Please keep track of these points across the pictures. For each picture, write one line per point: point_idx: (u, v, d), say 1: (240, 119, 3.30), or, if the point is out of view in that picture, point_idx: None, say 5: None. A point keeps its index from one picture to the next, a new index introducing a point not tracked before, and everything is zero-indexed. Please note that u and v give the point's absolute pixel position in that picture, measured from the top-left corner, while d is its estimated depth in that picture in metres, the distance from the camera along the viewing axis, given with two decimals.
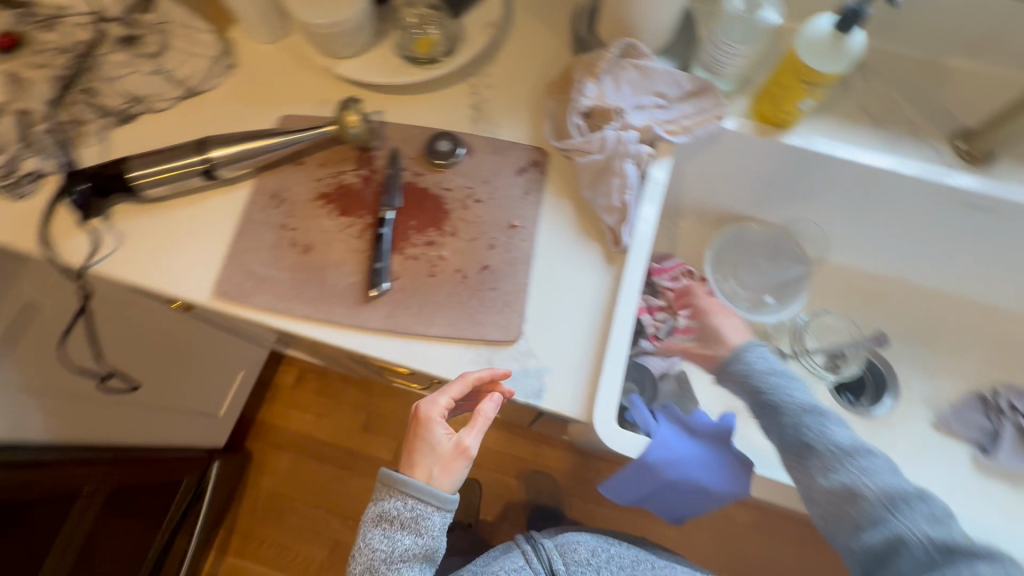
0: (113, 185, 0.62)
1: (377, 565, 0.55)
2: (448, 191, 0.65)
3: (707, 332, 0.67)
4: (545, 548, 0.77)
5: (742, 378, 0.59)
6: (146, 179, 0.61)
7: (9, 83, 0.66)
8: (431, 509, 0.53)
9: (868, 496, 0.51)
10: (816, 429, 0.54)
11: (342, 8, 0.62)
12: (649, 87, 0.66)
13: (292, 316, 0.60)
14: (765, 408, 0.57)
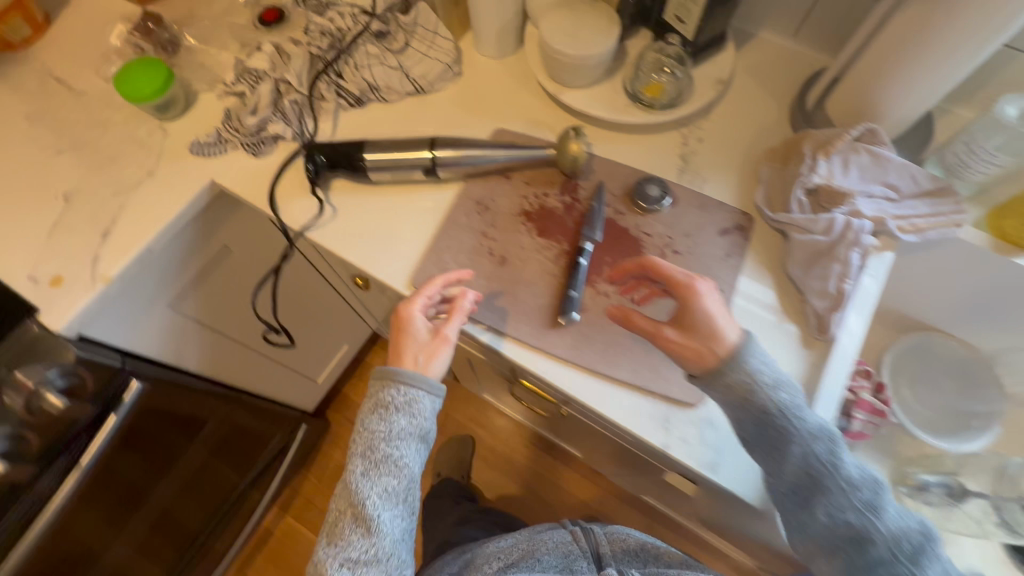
0: (346, 163, 0.66)
1: (377, 448, 0.57)
2: (647, 236, 0.65)
3: (692, 322, 0.52)
4: (594, 533, 0.74)
5: (723, 375, 0.51)
6: (376, 165, 0.66)
7: (273, 54, 0.72)
8: (416, 386, 0.57)
9: (837, 494, 0.49)
10: (790, 422, 0.50)
11: (595, 45, 0.63)
12: (880, 176, 0.63)
13: (480, 323, 0.61)
14: (792, 446, 0.50)
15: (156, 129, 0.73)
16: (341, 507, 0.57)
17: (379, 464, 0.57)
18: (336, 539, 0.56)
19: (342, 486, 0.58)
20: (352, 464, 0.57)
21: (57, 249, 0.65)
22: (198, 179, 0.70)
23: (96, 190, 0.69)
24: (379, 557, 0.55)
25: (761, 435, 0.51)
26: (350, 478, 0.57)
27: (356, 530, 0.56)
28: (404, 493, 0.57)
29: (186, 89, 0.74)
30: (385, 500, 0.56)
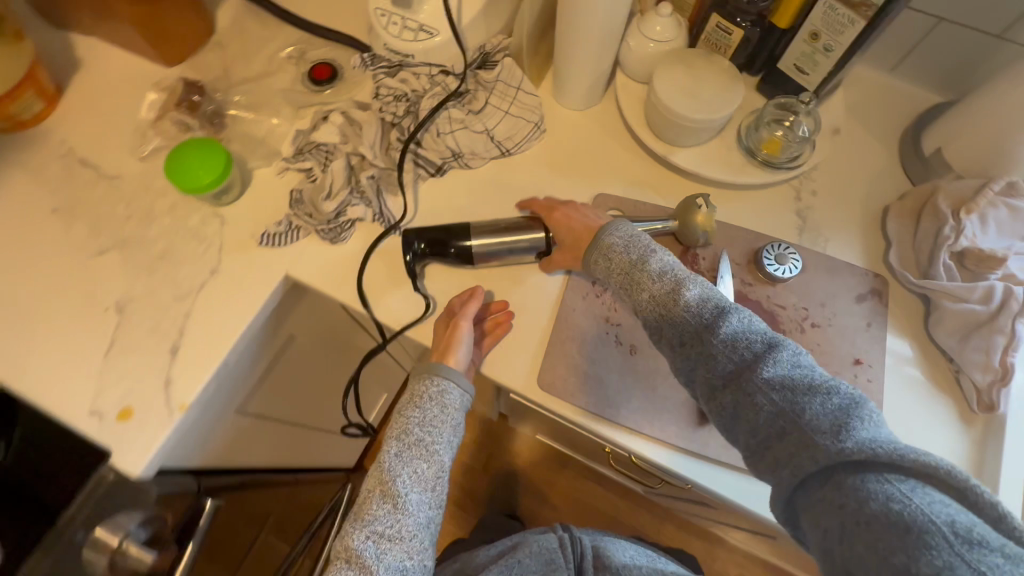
0: (448, 249, 0.59)
1: (411, 430, 0.54)
2: (782, 309, 0.60)
3: (565, 242, 0.58)
4: (582, 543, 0.74)
5: (673, 311, 0.49)
6: (484, 250, 0.59)
7: (343, 125, 0.63)
8: (451, 379, 0.55)
9: (785, 416, 0.42)
10: (716, 343, 0.46)
11: (721, 108, 0.58)
12: (1021, 232, 0.59)
13: (621, 425, 0.56)
14: (718, 380, 0.46)
15: (210, 217, 0.64)
16: (369, 488, 0.53)
17: (412, 448, 0.53)
18: (364, 517, 0.51)
19: (371, 468, 0.54)
20: (386, 446, 0.54)
21: (121, 373, 0.57)
22: (270, 273, 0.62)
23: (154, 296, 0.60)
24: (403, 536, 0.50)
25: (738, 397, 0.45)
26: (382, 459, 0.53)
27: (383, 507, 0.51)
28: (434, 481, 0.53)
29: (241, 167, 0.65)
30: (416, 484, 0.52)
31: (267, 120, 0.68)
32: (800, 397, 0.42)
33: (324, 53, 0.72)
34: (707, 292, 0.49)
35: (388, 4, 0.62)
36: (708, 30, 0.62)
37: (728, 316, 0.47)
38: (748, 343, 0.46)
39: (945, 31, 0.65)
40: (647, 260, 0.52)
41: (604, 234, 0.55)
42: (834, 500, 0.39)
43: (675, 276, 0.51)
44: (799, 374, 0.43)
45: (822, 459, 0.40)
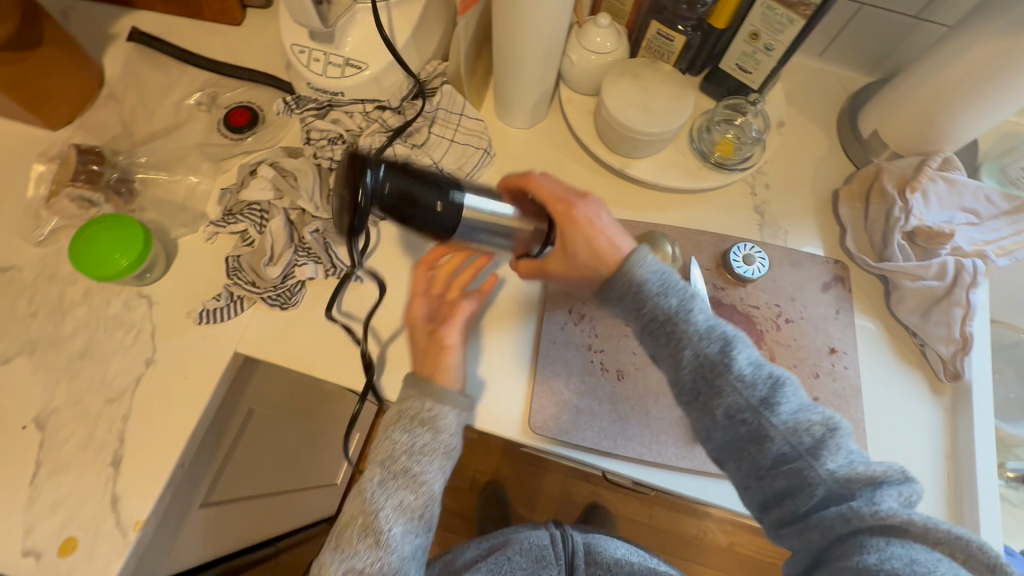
0: (413, 199, 0.43)
1: (398, 458, 0.50)
2: (756, 309, 0.60)
3: (576, 256, 0.48)
4: (574, 539, 0.60)
5: (718, 378, 0.42)
6: (462, 217, 0.45)
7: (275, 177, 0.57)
8: (447, 406, 0.50)
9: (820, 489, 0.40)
10: (760, 416, 0.41)
11: (674, 116, 0.58)
12: (957, 202, 0.62)
13: (621, 456, 0.54)
14: (767, 460, 0.41)
15: (135, 300, 0.56)
16: (348, 517, 0.49)
17: (398, 477, 0.49)
18: (345, 545, 0.47)
19: (353, 493, 0.50)
20: (368, 473, 0.50)
21: (57, 500, 0.49)
22: (215, 354, 0.55)
23: (82, 403, 0.52)
24: (387, 569, 0.47)
25: (792, 478, 0.40)
26: (365, 486, 0.50)
27: (364, 538, 0.47)
28: (421, 513, 0.49)
29: (161, 238, 0.57)
30: (400, 515, 0.48)
31: (184, 180, 0.61)
32: (853, 484, 0.39)
33: (238, 95, 0.65)
34: (756, 358, 0.43)
35: (304, 39, 0.55)
36: (649, 36, 0.61)
37: (784, 390, 0.42)
38: (806, 423, 0.41)
39: (867, 15, 0.66)
40: (692, 314, 0.43)
41: (634, 269, 0.44)
42: (855, 560, 0.37)
43: (724, 334, 0.43)
44: (857, 461, 0.40)
45: (854, 522, 0.38)
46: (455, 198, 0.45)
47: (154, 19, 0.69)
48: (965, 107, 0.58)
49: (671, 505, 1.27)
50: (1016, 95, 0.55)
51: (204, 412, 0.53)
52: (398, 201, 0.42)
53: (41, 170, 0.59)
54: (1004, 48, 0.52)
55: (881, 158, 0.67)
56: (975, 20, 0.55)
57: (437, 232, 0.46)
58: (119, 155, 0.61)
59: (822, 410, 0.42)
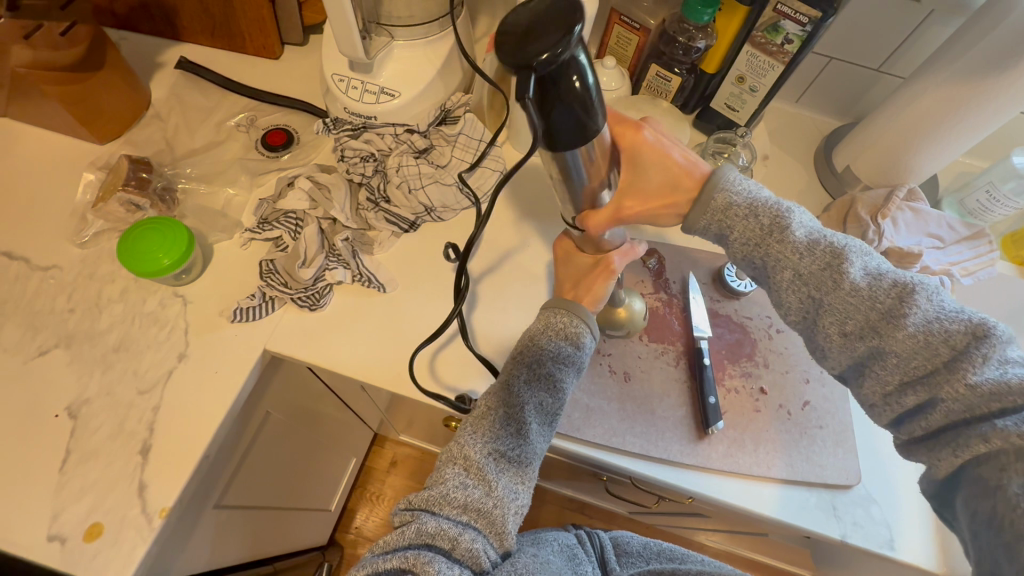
0: (569, 86, 0.33)
1: (545, 362, 0.50)
2: (750, 320, 0.65)
3: (647, 183, 0.46)
4: (599, 537, 0.60)
5: (828, 290, 0.42)
6: (586, 144, 0.37)
7: (310, 190, 0.63)
8: (588, 325, 0.51)
9: (952, 409, 0.39)
10: (885, 331, 0.41)
11: None
12: (923, 228, 0.70)
13: (627, 452, 0.57)
14: (894, 375, 0.41)
15: (170, 299, 0.59)
16: (490, 408, 0.50)
17: (538, 379, 0.50)
18: (484, 431, 0.49)
19: (491, 391, 0.51)
20: (514, 370, 0.50)
21: (84, 487, 0.50)
22: (244, 350, 0.57)
23: (113, 394, 0.54)
24: (519, 461, 0.48)
25: (922, 395, 0.41)
26: (508, 382, 0.50)
27: (506, 427, 0.49)
28: (553, 417, 0.51)
29: (200, 243, 0.62)
30: (540, 415, 0.50)
31: (223, 191, 0.66)
32: (1004, 399, 0.37)
33: (276, 118, 0.71)
34: (873, 266, 0.43)
35: (345, 69, 0.62)
36: (648, 77, 0.69)
37: (912, 299, 0.40)
38: (944, 334, 0.39)
39: (836, 68, 0.76)
40: (788, 228, 0.43)
41: (719, 190, 0.45)
42: (991, 481, 0.38)
43: (829, 247, 0.43)
44: (1011, 372, 0.38)
45: (995, 441, 0.37)
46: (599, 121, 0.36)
47: (199, 50, 0.76)
48: (924, 145, 0.66)
49: (665, 536, 1.26)
50: (968, 135, 0.63)
51: (232, 403, 0.55)
52: (560, 87, 0.32)
53: (91, 178, 0.64)
54: (948, 95, 0.61)
55: (856, 189, 0.75)
56: (925, 71, 0.64)
57: (554, 140, 0.35)
58: (163, 168, 0.66)
59: (965, 317, 0.39)
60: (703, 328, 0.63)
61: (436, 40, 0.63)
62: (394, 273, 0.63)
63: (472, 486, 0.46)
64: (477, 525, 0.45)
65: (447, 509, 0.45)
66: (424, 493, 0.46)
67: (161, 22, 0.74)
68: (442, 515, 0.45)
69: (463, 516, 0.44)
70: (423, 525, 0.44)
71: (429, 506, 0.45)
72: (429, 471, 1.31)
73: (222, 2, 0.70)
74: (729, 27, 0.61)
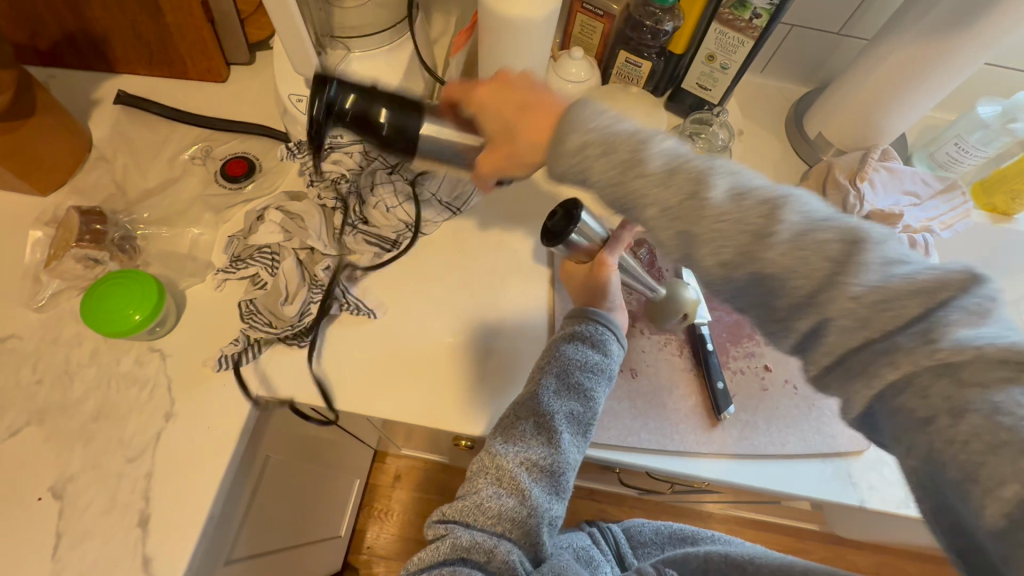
0: (377, 121, 0.45)
1: (574, 372, 0.49)
2: None
3: (496, 134, 0.45)
4: (613, 532, 0.59)
5: (694, 213, 0.35)
6: (414, 137, 0.46)
7: (284, 222, 0.59)
8: (615, 333, 0.52)
9: (853, 337, 0.33)
10: (769, 253, 0.34)
11: None
12: (899, 186, 0.71)
13: (644, 450, 0.56)
14: (782, 300, 0.35)
15: (146, 355, 0.55)
16: (519, 416, 0.48)
17: (569, 387, 0.49)
18: (516, 441, 0.47)
19: (521, 400, 0.49)
20: (543, 379, 0.49)
21: (84, 570, 0.47)
22: (234, 399, 0.54)
23: (99, 465, 0.51)
24: (554, 470, 0.46)
25: (817, 321, 0.34)
26: (539, 390, 0.49)
27: (538, 437, 0.47)
28: (586, 427, 0.49)
29: (171, 291, 0.58)
30: (572, 424, 0.48)
31: (186, 232, 0.61)
32: (899, 307, 0.31)
33: (232, 147, 0.67)
34: (741, 185, 0.36)
35: (302, 88, 0.59)
36: (618, 65, 0.67)
37: (781, 214, 0.34)
38: (820, 247, 0.33)
39: (798, 35, 0.75)
40: (646, 157, 0.37)
41: (569, 128, 0.39)
42: (917, 414, 0.31)
43: (689, 168, 0.36)
44: (900, 276, 0.32)
45: (904, 366, 0.31)
46: (402, 119, 0.45)
47: (138, 81, 0.70)
48: (893, 104, 0.67)
49: (676, 510, 1.28)
50: (931, 93, 0.64)
51: (231, 458, 0.52)
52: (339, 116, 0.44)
53: (39, 236, 0.59)
54: (909, 60, 0.62)
55: (828, 154, 0.75)
56: (888, 32, 0.64)
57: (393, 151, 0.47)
58: (117, 215, 0.61)
59: (838, 223, 0.33)
60: (701, 314, 0.63)
61: (394, 48, 0.61)
62: (381, 296, 0.60)
63: (506, 496, 0.44)
64: (512, 536, 0.43)
65: (481, 519, 0.43)
66: (457, 504, 0.45)
67: (91, 56, 0.68)
68: (475, 526, 0.43)
69: (498, 527, 0.43)
70: (458, 539, 0.42)
71: (462, 517, 0.44)
72: (433, 479, 1.29)
73: (156, 27, 0.65)
74: (694, 7, 0.59)
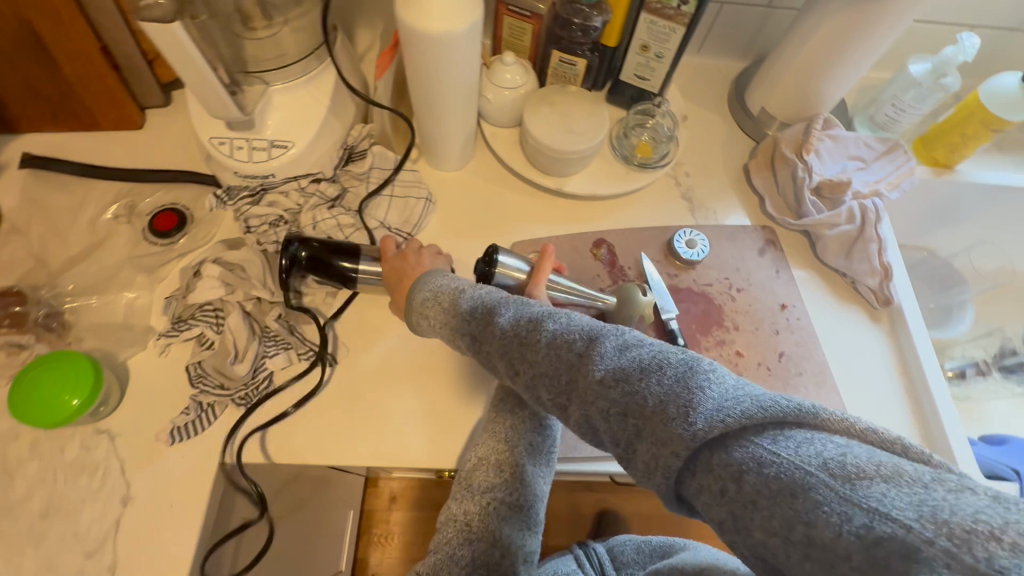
0: (338, 266, 0.52)
1: (527, 402, 0.47)
2: (709, 287, 0.65)
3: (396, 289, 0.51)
4: (597, 551, 0.61)
5: (492, 333, 0.40)
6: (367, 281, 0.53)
7: (221, 276, 0.54)
8: None
9: (640, 428, 0.33)
10: (551, 356, 0.37)
11: (586, 135, 0.62)
12: (844, 153, 0.71)
13: None
14: (575, 404, 0.36)
15: (92, 438, 0.51)
16: (480, 456, 0.47)
17: (526, 417, 0.47)
18: (480, 483, 0.46)
19: (480, 439, 0.48)
20: (498, 414, 0.48)
21: None
22: (195, 472, 0.51)
23: (55, 566, 0.47)
24: (523, 505, 0.45)
25: (610, 422, 0.34)
26: (496, 426, 0.47)
27: (502, 474, 0.46)
28: (548, 454, 0.48)
29: (111, 365, 0.54)
30: (533, 455, 0.47)
31: (121, 297, 0.58)
32: (648, 391, 0.33)
33: (159, 199, 0.63)
34: (523, 310, 0.40)
35: (222, 130, 0.55)
36: (553, 64, 0.65)
37: (544, 324, 0.38)
38: (571, 346, 0.37)
39: (729, 12, 0.75)
40: (454, 301, 0.43)
41: (418, 287, 0.46)
42: (724, 487, 0.29)
43: (482, 303, 0.42)
44: (637, 366, 0.34)
45: (674, 448, 0.31)
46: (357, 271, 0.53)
47: (45, 140, 0.65)
48: (829, 73, 0.67)
49: None
50: (862, 58, 0.65)
51: (200, 535, 0.49)
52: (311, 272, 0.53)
53: None
54: (835, 31, 0.62)
55: (773, 128, 0.75)
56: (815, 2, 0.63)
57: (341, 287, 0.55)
58: (40, 289, 0.57)
59: (590, 330, 0.37)
60: (669, 308, 0.61)
61: (318, 74, 0.57)
62: (339, 336, 0.58)
63: (476, 543, 0.43)
64: None
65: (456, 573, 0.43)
66: (430, 560, 0.44)
67: None
68: None
69: None
70: None
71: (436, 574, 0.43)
72: (431, 496, 1.27)
73: (55, 80, 0.60)
74: None
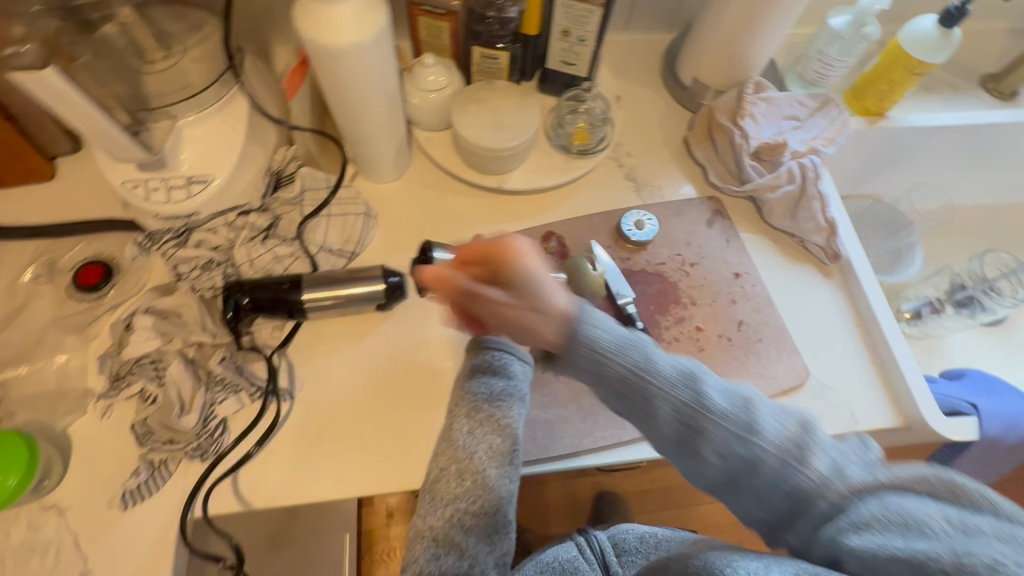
0: (285, 295, 0.54)
1: (482, 407, 0.47)
2: (662, 266, 0.65)
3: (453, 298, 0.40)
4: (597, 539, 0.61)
5: (642, 384, 0.40)
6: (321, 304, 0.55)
7: (155, 327, 0.52)
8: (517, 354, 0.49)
9: (767, 460, 0.39)
10: (694, 408, 0.40)
11: (518, 129, 0.61)
12: (779, 114, 0.71)
13: (601, 448, 0.55)
14: (718, 442, 0.40)
15: (39, 515, 0.49)
16: (440, 468, 0.46)
17: (484, 421, 0.46)
18: (443, 494, 0.45)
19: (439, 450, 0.47)
20: (454, 422, 0.47)
21: None
22: (155, 533, 0.49)
23: None
24: (488, 509, 0.45)
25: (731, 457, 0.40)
26: (454, 435, 0.47)
27: (462, 482, 0.45)
28: (512, 454, 0.46)
29: (50, 436, 0.51)
30: (494, 458, 0.46)
31: (53, 362, 0.55)
32: (790, 444, 0.39)
33: (81, 252, 0.59)
34: (670, 364, 0.42)
35: (133, 173, 0.52)
36: (476, 60, 0.63)
37: (702, 381, 0.41)
38: (724, 402, 0.41)
39: None
40: (602, 344, 0.40)
41: (531, 315, 0.39)
42: (822, 515, 0.38)
43: (634, 349, 0.41)
44: (778, 424, 0.40)
45: (817, 478, 0.38)
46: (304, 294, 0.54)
47: None
48: (752, 37, 0.66)
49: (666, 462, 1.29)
50: (783, 18, 0.64)
51: None
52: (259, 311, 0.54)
53: None
54: None
55: (707, 97, 0.75)
56: None
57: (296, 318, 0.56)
58: None
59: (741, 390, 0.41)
60: (624, 292, 0.61)
61: (229, 101, 0.54)
62: (291, 370, 0.56)
63: (444, 556, 0.43)
64: None
65: None
66: None
67: None
68: None
69: None
70: None
71: None
72: None
73: None
74: None
